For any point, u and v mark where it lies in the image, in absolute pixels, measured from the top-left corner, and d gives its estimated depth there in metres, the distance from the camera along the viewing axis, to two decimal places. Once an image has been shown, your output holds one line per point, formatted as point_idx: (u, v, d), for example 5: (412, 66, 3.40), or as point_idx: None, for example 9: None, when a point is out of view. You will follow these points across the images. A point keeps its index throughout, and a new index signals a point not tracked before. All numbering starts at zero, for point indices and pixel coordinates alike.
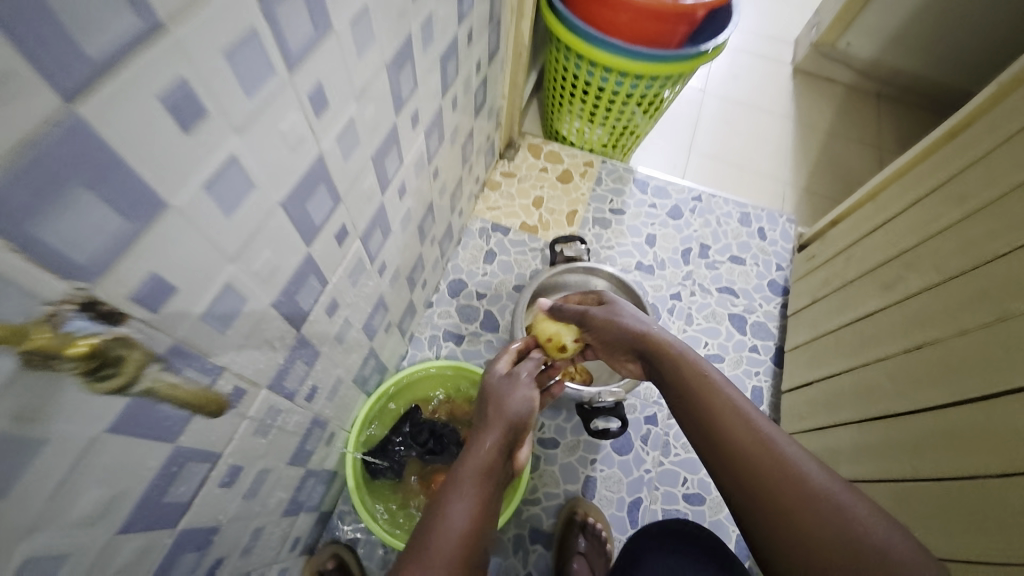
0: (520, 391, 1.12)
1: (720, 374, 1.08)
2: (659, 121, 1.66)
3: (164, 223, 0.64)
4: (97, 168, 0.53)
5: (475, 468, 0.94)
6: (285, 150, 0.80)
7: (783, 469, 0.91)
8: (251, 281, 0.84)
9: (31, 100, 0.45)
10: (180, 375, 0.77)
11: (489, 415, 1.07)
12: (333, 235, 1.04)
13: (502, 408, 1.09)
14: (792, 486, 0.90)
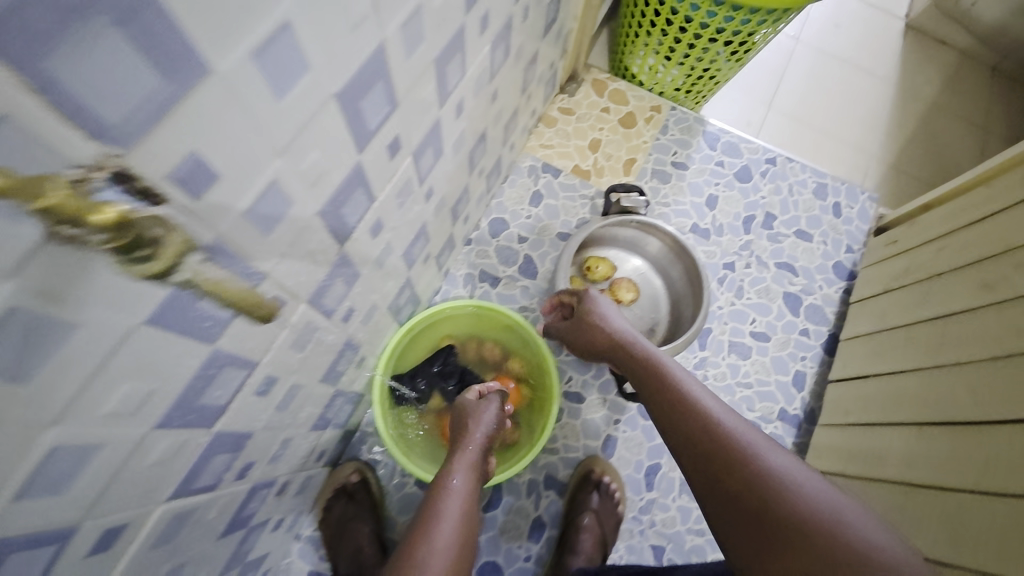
0: (612, 313, 0.75)
1: (788, 374, 1.00)
2: (757, 74, 1.41)
3: (423, 145, 0.57)
4: (396, 82, 0.44)
5: (468, 463, 0.67)
6: (476, 109, 0.69)
7: (769, 486, 0.50)
8: (426, 204, 0.67)
9: (350, 117, 0.40)
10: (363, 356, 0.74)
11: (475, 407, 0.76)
12: (488, 168, 0.93)
13: (484, 412, 0.74)
14: (756, 470, 0.51)
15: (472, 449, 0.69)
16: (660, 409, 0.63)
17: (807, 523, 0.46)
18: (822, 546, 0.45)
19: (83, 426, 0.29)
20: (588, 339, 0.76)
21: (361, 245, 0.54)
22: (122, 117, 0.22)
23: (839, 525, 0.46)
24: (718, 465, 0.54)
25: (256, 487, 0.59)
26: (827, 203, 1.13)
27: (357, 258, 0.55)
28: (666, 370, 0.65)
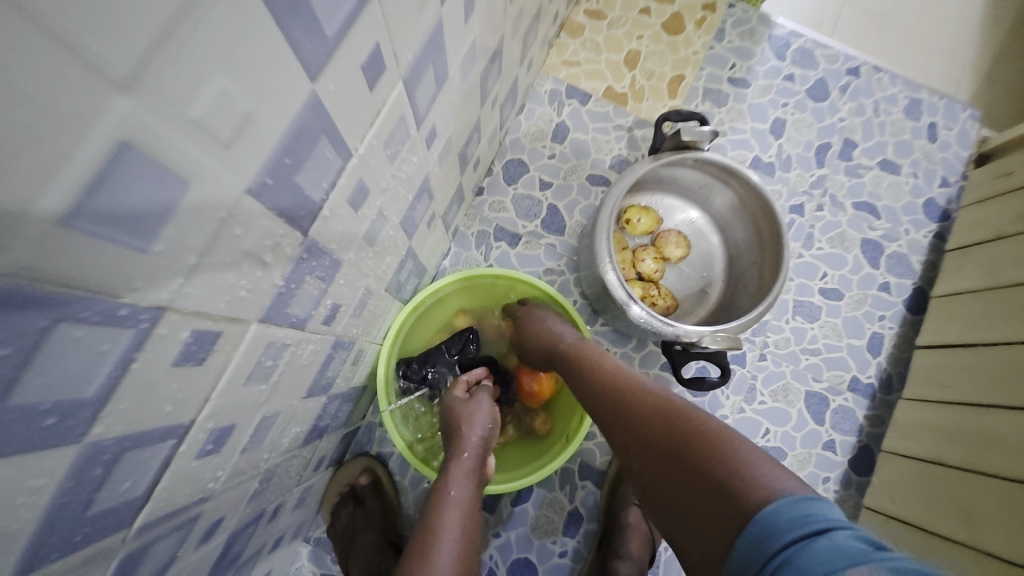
0: (559, 321, 0.67)
1: (863, 338, 0.85)
2: None
3: (415, 66, 0.37)
4: None
5: (466, 472, 0.57)
6: (491, 8, 0.48)
7: (686, 449, 0.42)
8: (426, 154, 0.49)
9: (274, 12, 0.21)
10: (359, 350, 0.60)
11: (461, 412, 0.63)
12: (501, 96, 0.71)
13: (476, 412, 0.63)
14: (667, 434, 0.44)
15: (466, 454, 0.59)
16: (578, 385, 0.58)
17: (692, 444, 0.41)
18: (727, 489, 0.37)
19: None
20: (535, 354, 0.68)
21: (333, 224, 0.37)
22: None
23: (714, 441, 0.41)
24: (626, 419, 0.49)
25: (237, 526, 0.48)
26: (920, 124, 0.91)
27: (331, 240, 0.38)
28: (597, 358, 0.59)
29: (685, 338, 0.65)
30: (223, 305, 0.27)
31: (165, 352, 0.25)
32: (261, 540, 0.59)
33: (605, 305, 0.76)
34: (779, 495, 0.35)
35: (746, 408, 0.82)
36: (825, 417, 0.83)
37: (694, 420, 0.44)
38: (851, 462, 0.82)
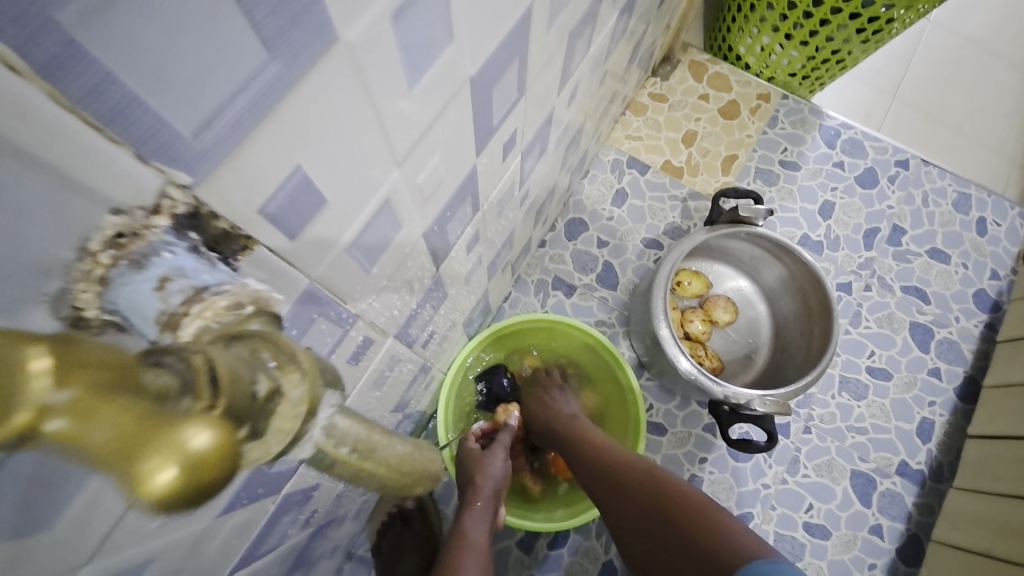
0: (563, 400, 0.73)
1: (912, 422, 0.84)
2: (881, 59, 1.21)
3: (531, 142, 0.46)
4: (527, 63, 0.33)
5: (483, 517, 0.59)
6: (583, 96, 0.57)
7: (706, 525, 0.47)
8: (517, 211, 0.57)
9: (475, 108, 0.29)
10: (431, 377, 0.65)
11: (479, 462, 0.64)
12: (574, 164, 0.80)
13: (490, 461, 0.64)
14: (700, 518, 0.47)
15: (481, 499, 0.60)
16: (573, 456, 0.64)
17: (688, 514, 0.48)
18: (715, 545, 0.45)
19: (130, 541, 0.21)
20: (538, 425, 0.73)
21: (454, 264, 0.45)
22: (202, 120, 0.15)
23: (697, 513, 0.48)
24: (648, 500, 0.52)
25: (316, 528, 0.52)
26: (970, 217, 0.95)
27: (449, 278, 0.46)
28: (586, 430, 0.66)
29: (735, 400, 0.68)
30: (383, 319, 0.34)
31: (344, 353, 0.31)
32: (321, 549, 0.62)
33: (655, 358, 0.80)
34: (759, 559, 0.42)
35: (789, 480, 0.82)
36: (872, 499, 0.81)
37: (678, 495, 0.51)
38: (900, 549, 0.79)
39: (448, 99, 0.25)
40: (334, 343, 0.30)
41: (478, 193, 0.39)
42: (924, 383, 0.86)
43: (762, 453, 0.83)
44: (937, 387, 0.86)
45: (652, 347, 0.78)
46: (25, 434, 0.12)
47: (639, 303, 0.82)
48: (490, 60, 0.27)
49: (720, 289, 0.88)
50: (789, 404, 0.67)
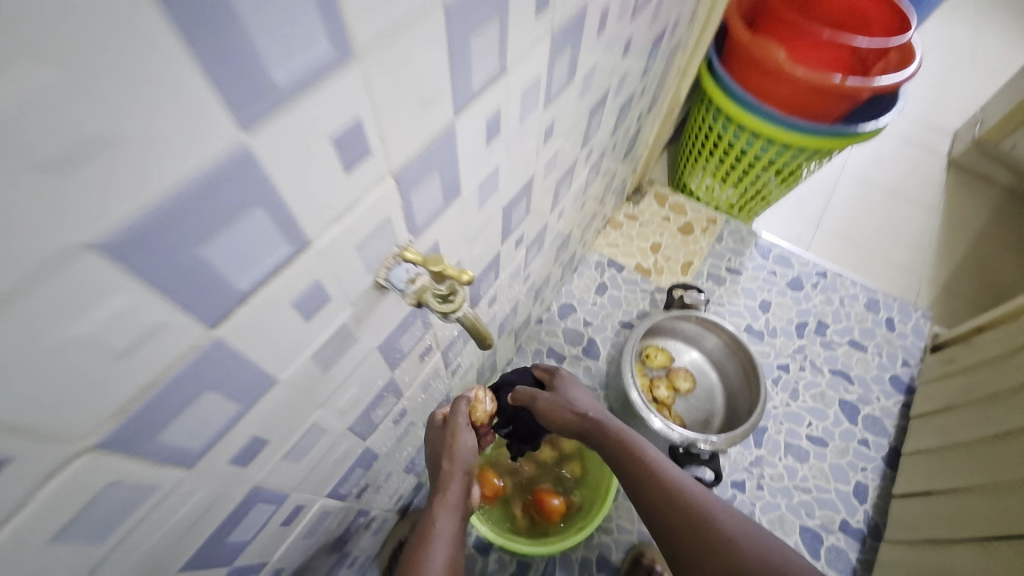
0: (579, 390, 0.71)
1: (849, 484, 1.00)
2: (806, 197, 1.57)
3: (532, 239, 0.72)
4: (532, 197, 0.60)
5: (452, 506, 0.60)
6: (568, 212, 0.86)
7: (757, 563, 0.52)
8: (522, 284, 0.82)
9: (504, 218, 0.55)
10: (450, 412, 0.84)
11: (451, 450, 0.62)
12: (565, 260, 1.08)
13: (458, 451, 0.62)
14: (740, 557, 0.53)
15: (450, 495, 0.60)
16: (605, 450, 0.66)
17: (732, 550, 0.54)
18: None
19: (326, 419, 0.42)
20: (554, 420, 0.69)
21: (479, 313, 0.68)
22: (429, 224, 0.38)
23: (736, 547, 0.54)
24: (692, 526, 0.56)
25: (359, 514, 0.68)
26: (880, 316, 1.20)
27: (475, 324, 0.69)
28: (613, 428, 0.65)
29: (687, 442, 0.86)
30: (440, 334, 0.57)
31: (419, 350, 0.54)
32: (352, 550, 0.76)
33: (628, 415, 0.99)
34: None
35: None
36: (820, 553, 0.93)
37: (715, 517, 0.57)
38: None
39: (493, 215, 0.51)
40: (417, 340, 0.52)
41: (499, 267, 0.64)
42: (855, 451, 1.03)
43: None
44: (866, 456, 1.02)
45: (624, 403, 0.97)
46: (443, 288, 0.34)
47: (615, 370, 1.03)
48: (513, 197, 0.54)
49: (680, 363, 1.09)
50: (730, 449, 0.85)
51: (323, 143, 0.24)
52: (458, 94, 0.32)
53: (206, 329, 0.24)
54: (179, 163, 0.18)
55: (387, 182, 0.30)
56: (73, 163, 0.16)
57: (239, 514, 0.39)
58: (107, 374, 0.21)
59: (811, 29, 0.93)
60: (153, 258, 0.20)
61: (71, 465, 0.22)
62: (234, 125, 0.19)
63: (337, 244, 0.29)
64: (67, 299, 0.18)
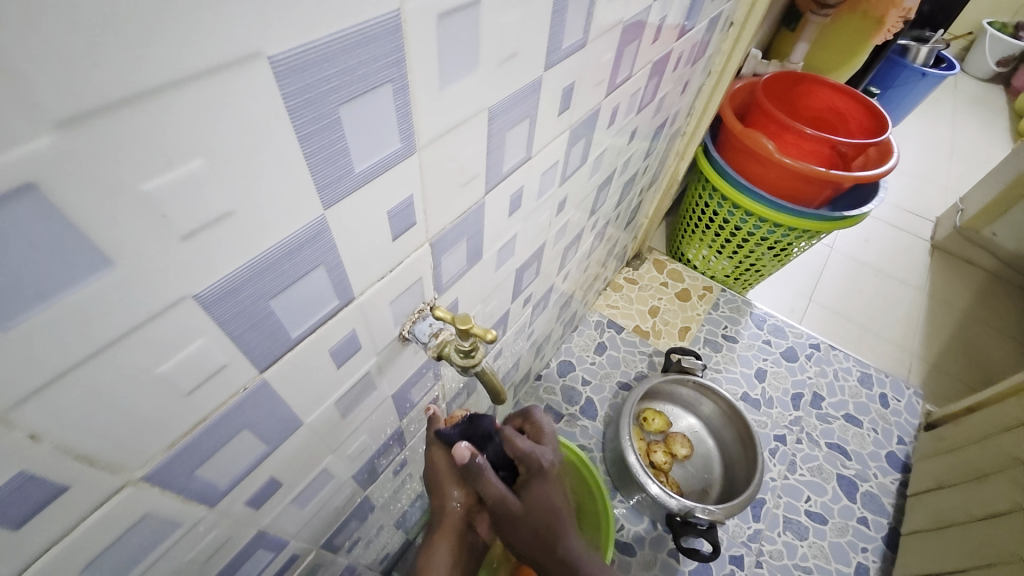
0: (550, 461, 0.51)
1: (850, 565, 0.97)
2: (798, 271, 1.63)
3: (538, 297, 0.76)
4: (542, 260, 0.64)
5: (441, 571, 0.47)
6: (572, 274, 0.90)
7: None
8: (525, 340, 0.85)
9: (516, 279, 0.59)
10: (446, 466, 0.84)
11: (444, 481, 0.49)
12: (566, 319, 1.11)
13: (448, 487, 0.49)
14: None
15: (452, 518, 0.48)
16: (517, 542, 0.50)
17: None
18: None
19: (338, 465, 0.43)
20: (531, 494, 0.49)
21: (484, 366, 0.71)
22: (452, 283, 0.42)
23: None
24: None
25: (348, 570, 0.66)
26: (873, 391, 1.21)
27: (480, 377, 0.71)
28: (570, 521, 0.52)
29: (685, 510, 0.85)
30: (447, 386, 0.59)
31: (427, 401, 0.55)
32: None
33: (625, 479, 0.98)
34: None
35: None
36: None
37: None
38: None
39: (507, 276, 0.55)
40: (426, 391, 0.54)
41: (506, 323, 0.67)
42: (855, 531, 1.01)
43: None
44: (865, 536, 1.01)
45: (621, 466, 0.97)
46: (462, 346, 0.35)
47: (612, 432, 1.03)
48: (526, 260, 0.58)
49: (677, 429, 1.09)
50: (728, 519, 0.85)
51: (381, 215, 0.28)
52: (488, 179, 0.37)
53: (257, 372, 0.26)
54: (276, 230, 0.22)
55: (423, 250, 0.34)
56: (201, 233, 0.19)
57: (240, 560, 0.37)
58: (172, 414, 0.23)
59: (794, 125, 1.03)
60: (236, 309, 0.22)
61: (117, 493, 0.23)
62: (320, 199, 0.23)
63: (373, 300, 0.32)
64: (161, 345, 0.20)
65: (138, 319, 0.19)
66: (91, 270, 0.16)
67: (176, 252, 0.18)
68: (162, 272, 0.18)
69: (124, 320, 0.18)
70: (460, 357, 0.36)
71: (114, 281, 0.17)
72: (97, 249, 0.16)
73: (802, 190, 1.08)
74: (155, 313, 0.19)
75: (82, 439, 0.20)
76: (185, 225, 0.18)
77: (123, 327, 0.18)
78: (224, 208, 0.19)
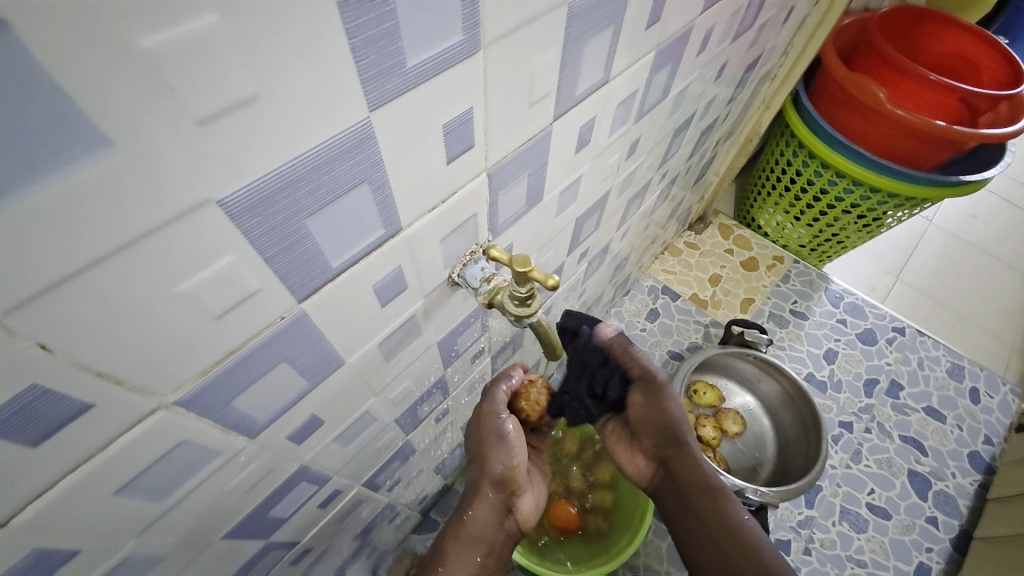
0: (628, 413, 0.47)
1: (911, 564, 0.90)
2: (885, 246, 1.45)
3: (593, 254, 0.70)
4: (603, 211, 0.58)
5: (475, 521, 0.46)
6: (632, 231, 0.83)
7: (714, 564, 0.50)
8: (576, 298, 0.80)
9: (574, 229, 0.54)
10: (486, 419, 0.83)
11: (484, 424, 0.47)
12: (619, 281, 1.05)
13: (493, 453, 0.46)
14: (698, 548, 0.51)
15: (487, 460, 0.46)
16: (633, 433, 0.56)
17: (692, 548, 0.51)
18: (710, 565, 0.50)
19: (381, 408, 0.41)
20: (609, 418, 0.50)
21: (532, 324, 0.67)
22: (508, 225, 0.38)
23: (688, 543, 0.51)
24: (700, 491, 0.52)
25: (388, 509, 0.67)
26: (963, 385, 1.08)
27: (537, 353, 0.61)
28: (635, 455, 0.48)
29: (732, 489, 0.81)
30: (492, 339, 0.55)
31: (471, 352, 0.53)
32: (375, 543, 0.75)
33: None
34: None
35: None
36: None
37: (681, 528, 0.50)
38: None
39: (565, 224, 0.50)
40: (473, 343, 0.51)
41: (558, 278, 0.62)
42: (922, 530, 0.93)
43: None
44: (933, 537, 0.92)
45: None
46: (523, 293, 0.31)
47: None
48: (587, 210, 0.52)
49: (729, 406, 1.02)
50: (781, 503, 0.79)
51: (435, 128, 0.24)
52: (560, 102, 0.32)
53: (295, 302, 0.24)
54: (310, 129, 0.18)
55: (481, 180, 0.30)
56: (218, 119, 0.15)
57: (284, 491, 0.37)
58: (200, 337, 0.20)
59: (916, 70, 0.85)
60: (268, 225, 0.19)
61: (150, 418, 0.21)
62: (364, 98, 0.19)
63: (422, 234, 0.29)
64: (182, 257, 0.18)
65: (152, 223, 0.16)
66: (90, 151, 0.13)
67: (189, 140, 0.15)
68: (174, 166, 0.15)
69: (132, 223, 0.16)
70: (515, 306, 0.32)
71: (116, 169, 0.14)
72: (90, 121, 0.13)
73: (912, 149, 0.92)
74: (171, 217, 0.16)
75: (102, 352, 0.18)
76: (199, 105, 0.15)
77: (133, 228, 0.16)
78: (246, 90, 0.15)
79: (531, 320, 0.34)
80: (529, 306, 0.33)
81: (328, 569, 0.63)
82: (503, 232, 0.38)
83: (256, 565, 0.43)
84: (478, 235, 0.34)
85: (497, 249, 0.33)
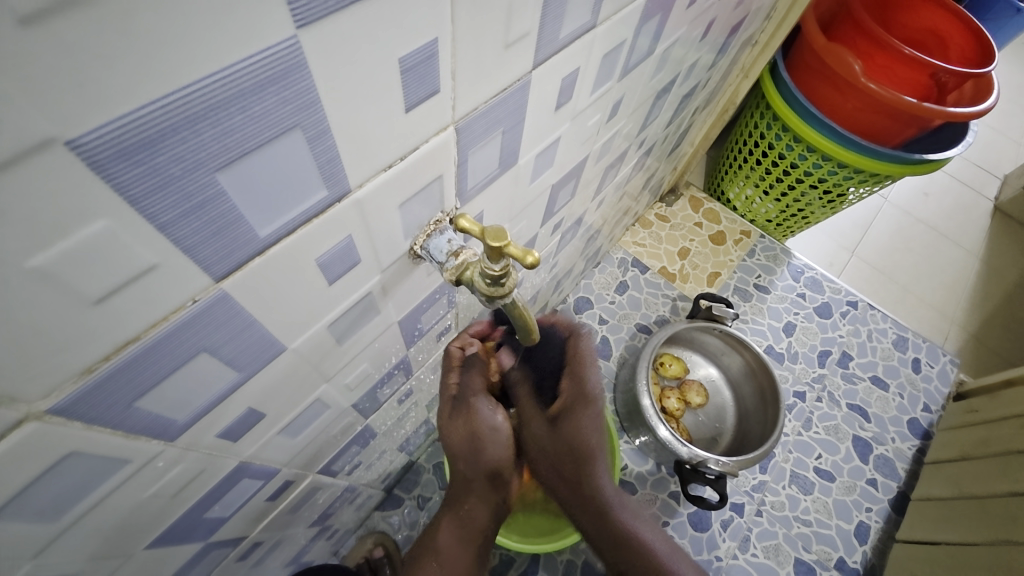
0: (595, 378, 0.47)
1: (852, 522, 0.96)
2: (843, 223, 1.50)
3: (566, 224, 0.67)
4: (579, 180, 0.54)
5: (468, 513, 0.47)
6: (606, 200, 0.79)
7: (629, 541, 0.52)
8: (546, 270, 0.76)
9: (548, 198, 0.49)
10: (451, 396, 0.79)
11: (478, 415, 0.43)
12: (590, 253, 1.02)
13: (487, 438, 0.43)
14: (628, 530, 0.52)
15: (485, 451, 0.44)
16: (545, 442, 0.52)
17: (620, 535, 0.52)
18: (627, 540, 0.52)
19: (335, 393, 0.37)
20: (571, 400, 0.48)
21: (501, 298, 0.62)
22: (477, 192, 0.33)
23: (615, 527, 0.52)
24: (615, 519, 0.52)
25: (347, 492, 0.64)
26: (906, 355, 1.14)
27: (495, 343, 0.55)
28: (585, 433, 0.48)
29: (695, 459, 0.82)
30: (458, 317, 0.51)
31: (435, 332, 0.49)
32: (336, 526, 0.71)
33: (634, 421, 0.94)
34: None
35: (739, 556, 0.92)
36: None
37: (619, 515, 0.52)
38: None
39: (539, 192, 0.45)
40: (438, 321, 0.47)
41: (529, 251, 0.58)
42: (861, 491, 0.99)
43: (718, 526, 0.94)
44: (870, 498, 0.99)
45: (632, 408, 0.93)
46: (499, 274, 0.28)
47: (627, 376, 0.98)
48: (563, 177, 0.48)
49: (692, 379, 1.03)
50: (740, 471, 0.82)
51: (388, 64, 0.19)
52: (541, 46, 0.27)
53: (211, 282, 0.19)
54: (210, 49, 0.13)
55: (446, 135, 0.25)
56: (54, 18, 0.10)
57: (222, 489, 0.33)
58: (80, 327, 0.16)
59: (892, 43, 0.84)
60: (158, 180, 0.14)
61: (17, 431, 0.17)
62: (288, 10, 0.14)
63: (377, 198, 0.24)
64: (26, 224, 0.13)
65: None
66: None
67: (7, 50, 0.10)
68: None
69: None
70: (486, 285, 0.28)
71: None
72: None
73: (882, 124, 0.92)
74: None
75: None
76: None
77: None
78: None
79: (504, 300, 0.30)
80: (502, 283, 0.28)
81: (284, 557, 0.60)
82: (472, 199, 0.33)
83: (196, 565, 0.39)
84: (444, 202, 0.30)
85: (466, 217, 0.29)
